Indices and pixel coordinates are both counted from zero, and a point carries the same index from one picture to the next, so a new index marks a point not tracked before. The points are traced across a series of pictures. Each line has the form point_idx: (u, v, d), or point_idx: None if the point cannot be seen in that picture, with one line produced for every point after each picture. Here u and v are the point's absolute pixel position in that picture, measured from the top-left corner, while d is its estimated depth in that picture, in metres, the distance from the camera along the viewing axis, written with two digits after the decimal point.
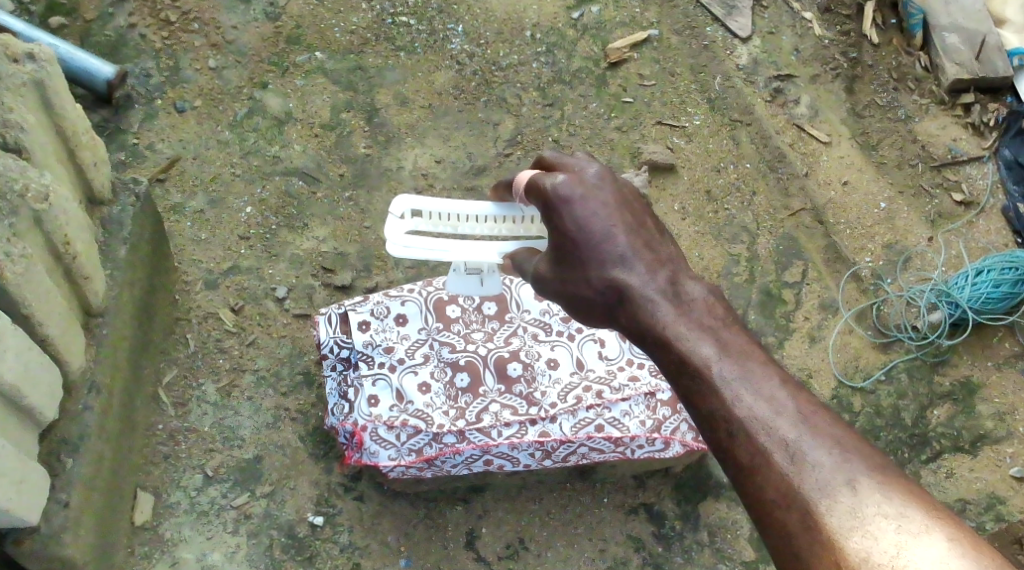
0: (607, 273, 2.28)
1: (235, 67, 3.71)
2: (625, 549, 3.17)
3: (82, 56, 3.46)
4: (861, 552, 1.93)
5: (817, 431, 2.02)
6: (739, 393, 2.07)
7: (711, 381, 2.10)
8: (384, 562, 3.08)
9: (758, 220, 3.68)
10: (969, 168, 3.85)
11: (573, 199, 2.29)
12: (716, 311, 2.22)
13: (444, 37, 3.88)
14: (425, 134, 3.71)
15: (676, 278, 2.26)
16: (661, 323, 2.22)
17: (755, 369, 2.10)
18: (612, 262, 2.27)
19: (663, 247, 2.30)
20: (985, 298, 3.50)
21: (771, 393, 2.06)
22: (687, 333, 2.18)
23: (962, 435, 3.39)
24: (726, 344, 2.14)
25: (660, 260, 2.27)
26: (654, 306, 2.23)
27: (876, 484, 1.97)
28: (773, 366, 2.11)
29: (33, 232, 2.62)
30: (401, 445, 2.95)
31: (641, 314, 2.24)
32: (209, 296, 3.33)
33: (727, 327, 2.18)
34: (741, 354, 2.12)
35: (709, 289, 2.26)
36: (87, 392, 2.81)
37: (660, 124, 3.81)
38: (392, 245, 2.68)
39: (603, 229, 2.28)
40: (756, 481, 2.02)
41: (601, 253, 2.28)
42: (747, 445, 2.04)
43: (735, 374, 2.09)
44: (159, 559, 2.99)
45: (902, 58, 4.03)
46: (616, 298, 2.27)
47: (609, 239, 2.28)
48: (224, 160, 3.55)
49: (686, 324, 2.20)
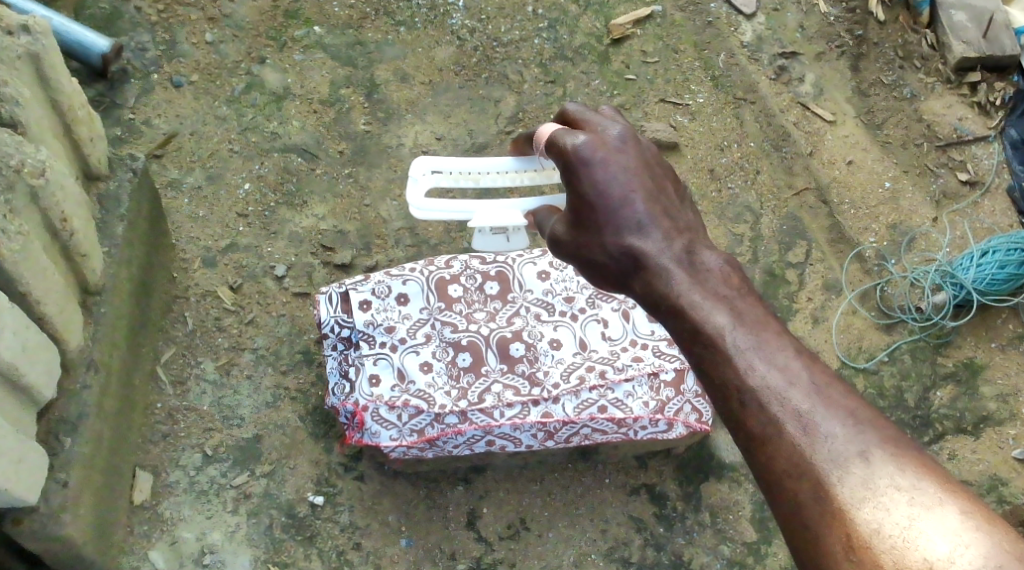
0: (623, 239, 2.25)
1: (233, 41, 3.66)
2: (626, 530, 3.16)
3: (77, 29, 3.40)
4: (872, 524, 1.92)
5: (830, 402, 1.99)
6: (752, 362, 2.04)
7: (724, 349, 2.07)
8: (385, 542, 3.06)
9: (762, 200, 3.65)
10: (975, 148, 3.80)
11: (593, 162, 2.26)
12: (732, 281, 2.18)
13: (444, 12, 3.83)
14: (425, 111, 3.67)
15: (693, 247, 2.24)
16: (675, 290, 2.19)
17: (770, 339, 2.06)
18: (628, 229, 2.25)
19: (681, 215, 2.28)
20: (990, 279, 3.46)
21: (785, 362, 2.03)
22: (701, 302, 2.15)
23: (965, 416, 3.37)
24: (740, 314, 2.11)
25: (677, 228, 2.25)
26: (669, 275, 2.20)
27: (889, 457, 1.95)
28: (789, 338, 2.08)
29: (30, 209, 2.59)
30: (403, 426, 2.93)
31: (654, 282, 2.21)
32: (208, 275, 3.30)
33: (742, 297, 2.15)
34: (756, 324, 2.09)
35: (725, 259, 2.22)
36: (85, 369, 2.78)
37: (663, 102, 3.78)
38: (415, 209, 2.74)
39: (623, 193, 2.25)
40: (767, 451, 2.00)
41: (618, 218, 2.25)
42: (759, 415, 2.01)
43: (749, 343, 2.06)
44: (159, 538, 2.96)
45: (907, 36, 3.97)
46: (631, 265, 2.25)
47: (627, 204, 2.25)
48: (222, 136, 3.51)
49: (701, 293, 2.16)
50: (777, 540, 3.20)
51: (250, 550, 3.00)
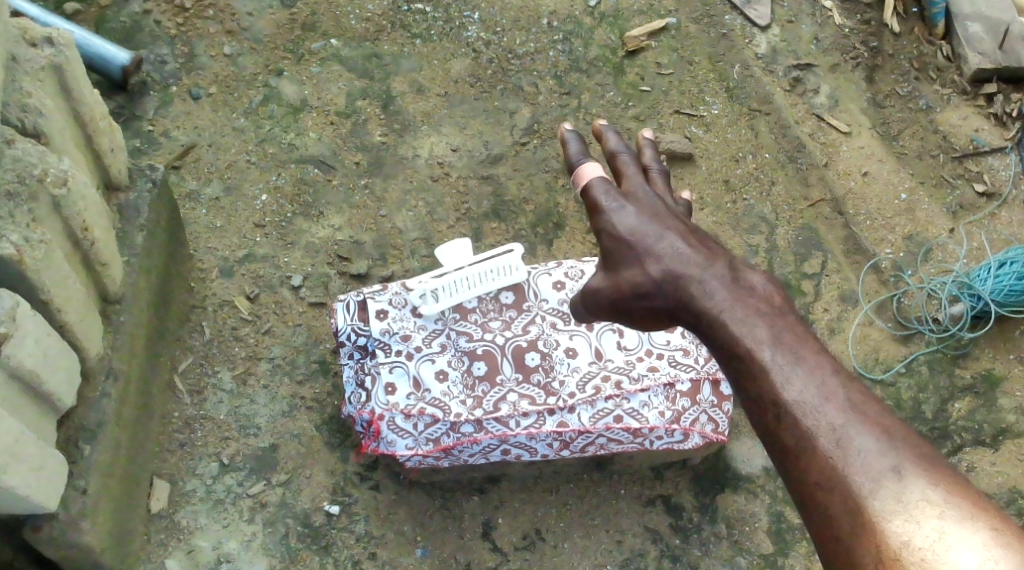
0: (662, 266, 2.34)
1: (250, 53, 3.69)
2: (642, 541, 3.15)
3: (98, 43, 3.45)
4: (904, 536, 1.96)
5: (864, 418, 2.05)
6: (789, 378, 2.10)
7: (762, 363, 2.13)
8: (401, 552, 3.06)
9: (777, 211, 3.65)
10: (992, 159, 3.79)
11: (625, 209, 2.41)
12: (774, 300, 2.24)
13: (460, 24, 3.86)
14: (441, 122, 3.68)
15: (735, 269, 2.30)
16: (716, 307, 2.24)
17: (808, 357, 2.12)
18: (667, 256, 2.34)
19: (717, 247, 2.37)
20: (1008, 290, 3.43)
21: (822, 379, 2.09)
22: (742, 318, 2.20)
23: (983, 428, 3.35)
24: (780, 332, 2.17)
25: (715, 255, 2.33)
26: (709, 293, 2.27)
27: (922, 472, 2.00)
28: (826, 356, 2.13)
29: (53, 218, 2.61)
30: (419, 434, 2.94)
31: (695, 301, 2.28)
32: (225, 285, 3.32)
33: (783, 317, 2.20)
34: (795, 343, 2.15)
35: (767, 281, 2.29)
36: (105, 378, 2.80)
37: (678, 114, 3.78)
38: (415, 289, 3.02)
39: (657, 231, 2.37)
40: (801, 463, 2.06)
41: (654, 250, 2.35)
42: (795, 430, 2.07)
43: (787, 360, 2.12)
44: (175, 547, 2.97)
45: (923, 47, 3.97)
46: (671, 290, 2.32)
47: (662, 239, 2.36)
48: (239, 147, 3.53)
49: (742, 309, 2.22)
50: (794, 552, 3.18)
51: (266, 559, 3.00)
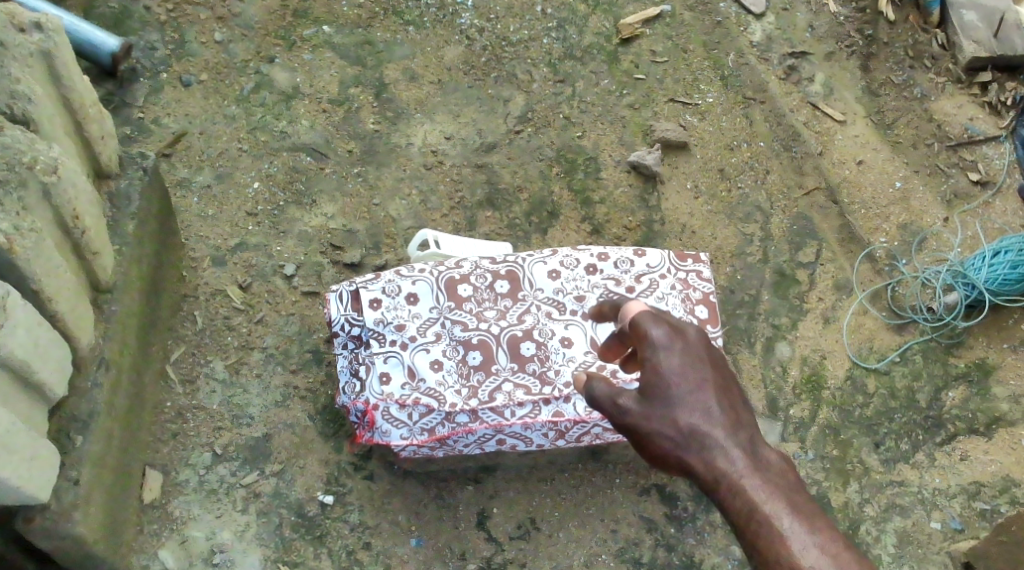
0: (689, 419, 2.15)
1: (242, 40, 3.66)
2: (637, 530, 3.15)
3: (87, 28, 3.42)
4: None
5: None
6: (807, 554, 2.02)
7: (781, 532, 2.04)
8: (395, 542, 3.05)
9: (772, 199, 3.64)
10: (986, 148, 3.79)
11: (673, 352, 2.18)
12: (790, 477, 2.13)
13: (453, 11, 3.83)
14: (435, 110, 3.66)
15: (756, 441, 2.16)
16: (738, 472, 2.11)
17: (826, 534, 2.04)
18: (697, 412, 2.15)
19: (745, 411, 2.19)
20: (1002, 279, 3.44)
21: (842, 555, 2.01)
22: (762, 492, 2.09)
23: (977, 417, 3.35)
24: (796, 504, 2.08)
25: (742, 422, 2.16)
26: (731, 458, 2.12)
27: None
28: (841, 536, 2.05)
29: (43, 207, 2.59)
30: (414, 424, 2.93)
31: (718, 464, 2.12)
32: (217, 274, 3.30)
33: (801, 495, 2.09)
34: (813, 519, 2.06)
35: (784, 458, 2.16)
36: (96, 368, 2.78)
37: (672, 102, 3.77)
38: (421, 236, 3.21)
39: (694, 385, 2.16)
40: None
41: (687, 405, 2.15)
42: None
43: (807, 536, 2.03)
44: (168, 537, 2.96)
45: (918, 35, 3.95)
46: (695, 447, 2.14)
47: (699, 392, 2.16)
48: (231, 135, 3.51)
49: (762, 482, 2.10)
50: None
51: (260, 549, 2.99)
